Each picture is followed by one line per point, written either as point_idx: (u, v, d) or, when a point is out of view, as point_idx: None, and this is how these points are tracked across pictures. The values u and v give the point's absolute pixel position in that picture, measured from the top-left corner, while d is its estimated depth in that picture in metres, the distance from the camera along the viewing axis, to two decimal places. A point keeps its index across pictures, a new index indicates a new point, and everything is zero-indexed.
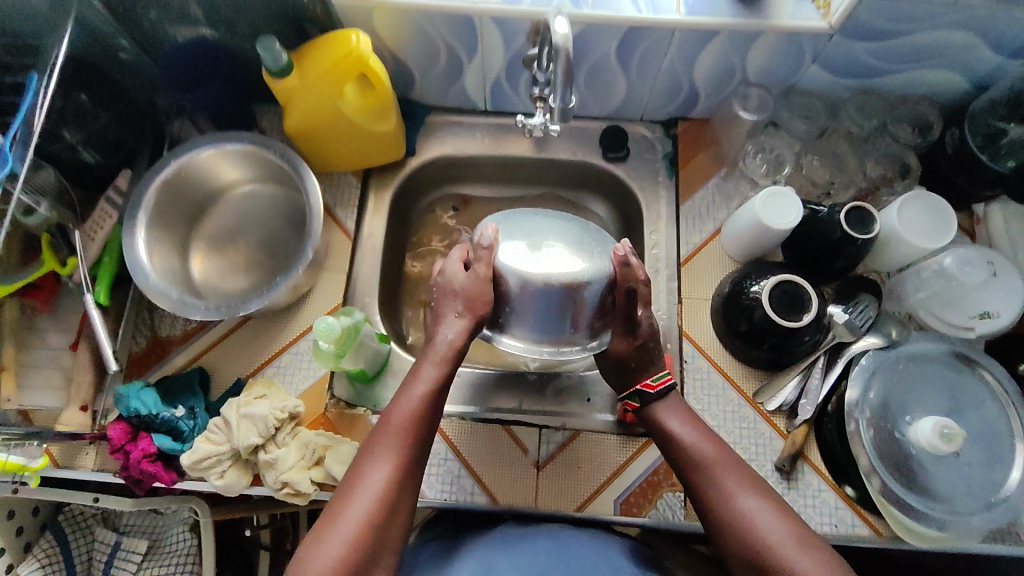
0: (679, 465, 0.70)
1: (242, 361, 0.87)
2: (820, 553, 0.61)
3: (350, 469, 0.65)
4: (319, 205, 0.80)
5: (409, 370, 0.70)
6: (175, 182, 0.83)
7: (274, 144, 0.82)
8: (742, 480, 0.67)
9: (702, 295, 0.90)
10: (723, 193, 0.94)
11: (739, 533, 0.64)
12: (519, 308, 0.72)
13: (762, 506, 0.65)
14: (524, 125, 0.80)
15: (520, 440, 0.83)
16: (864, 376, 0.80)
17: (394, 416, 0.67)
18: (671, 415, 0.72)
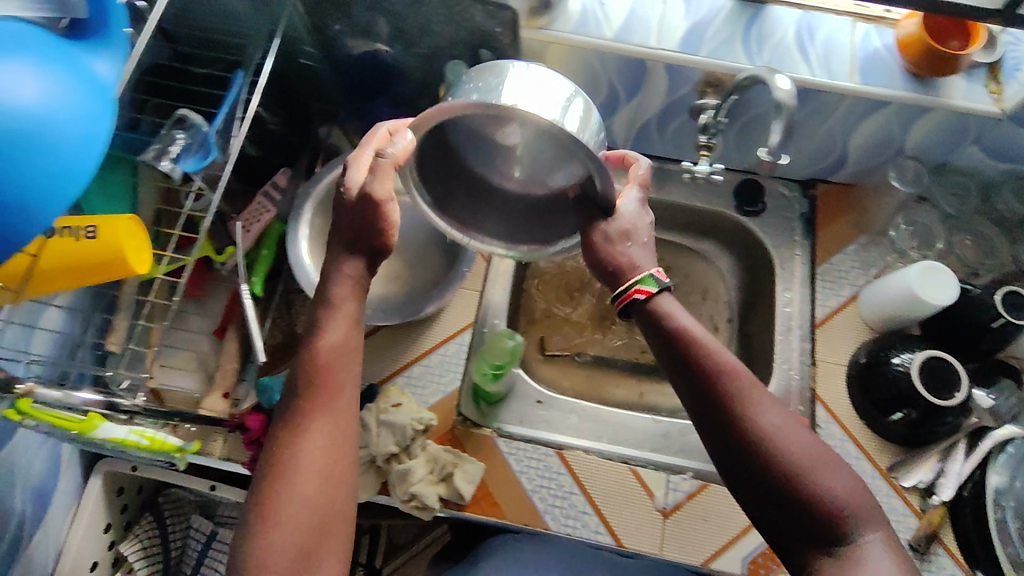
0: (682, 369, 0.62)
1: (374, 368, 0.88)
2: (836, 468, 0.57)
3: (284, 446, 0.60)
4: None
5: (319, 336, 0.62)
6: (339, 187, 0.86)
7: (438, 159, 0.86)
8: (760, 394, 0.59)
9: (837, 361, 0.89)
10: (862, 260, 0.94)
11: (760, 459, 0.57)
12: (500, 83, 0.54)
13: (782, 423, 0.58)
14: (688, 170, 0.80)
15: (646, 483, 0.83)
16: (1010, 464, 0.79)
17: (326, 383, 0.61)
18: (677, 309, 0.63)
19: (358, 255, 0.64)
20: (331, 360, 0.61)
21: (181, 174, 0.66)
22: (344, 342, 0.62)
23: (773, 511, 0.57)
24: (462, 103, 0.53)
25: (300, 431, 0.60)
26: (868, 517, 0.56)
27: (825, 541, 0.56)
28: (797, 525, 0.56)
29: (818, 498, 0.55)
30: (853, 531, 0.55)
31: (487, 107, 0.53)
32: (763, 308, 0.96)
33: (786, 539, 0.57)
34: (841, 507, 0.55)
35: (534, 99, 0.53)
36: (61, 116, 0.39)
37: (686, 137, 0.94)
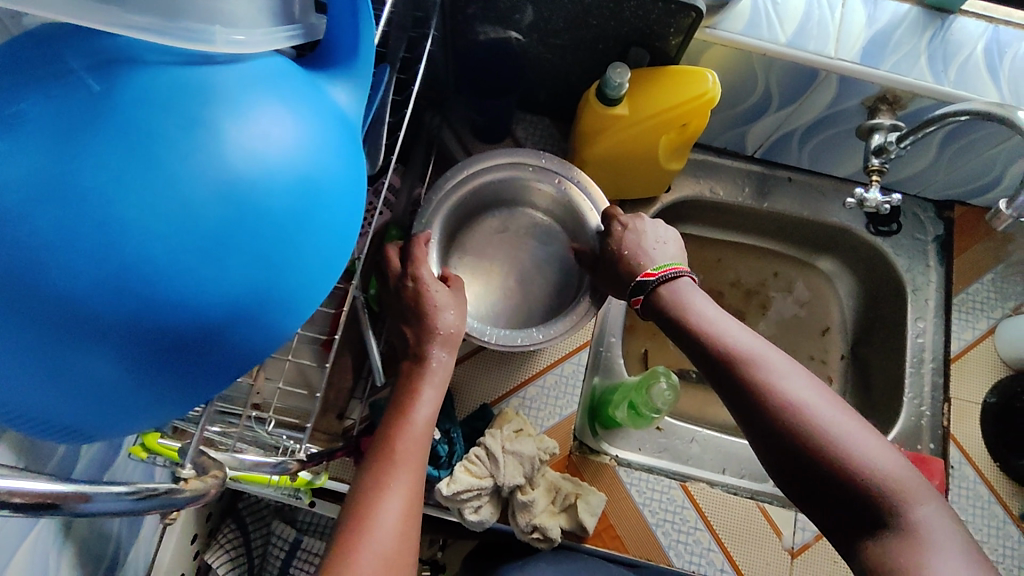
0: (707, 356, 0.61)
1: (488, 386, 0.82)
2: (874, 439, 0.51)
3: (355, 499, 0.54)
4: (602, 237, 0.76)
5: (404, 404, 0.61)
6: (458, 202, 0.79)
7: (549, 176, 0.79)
8: (785, 368, 0.56)
9: (971, 398, 0.85)
10: (998, 291, 0.89)
11: (783, 434, 0.53)
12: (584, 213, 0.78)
13: (808, 395, 0.54)
14: (859, 198, 0.74)
15: (774, 520, 0.79)
16: None
17: (403, 432, 0.59)
18: (695, 310, 0.64)
19: (452, 345, 0.67)
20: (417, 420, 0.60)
21: None
22: (429, 418, 0.61)
23: (810, 492, 0.52)
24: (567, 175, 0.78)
25: (376, 479, 0.55)
26: (916, 489, 0.48)
27: (875, 522, 0.49)
28: (840, 503, 0.50)
29: (856, 467, 0.49)
30: (901, 504, 0.48)
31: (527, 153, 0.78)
32: (887, 336, 0.92)
33: (835, 527, 0.51)
34: (879, 476, 0.49)
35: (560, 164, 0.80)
36: (331, 181, 0.32)
37: (828, 151, 0.89)
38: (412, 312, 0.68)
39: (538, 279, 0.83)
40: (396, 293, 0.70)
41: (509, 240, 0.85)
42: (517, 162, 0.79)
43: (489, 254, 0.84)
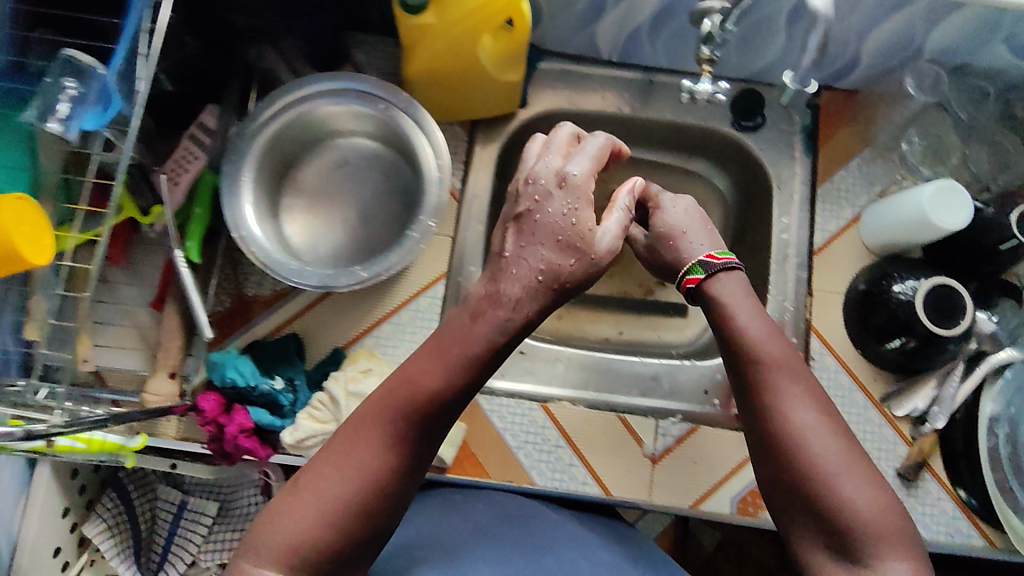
0: (727, 348, 0.61)
1: (339, 328, 0.79)
2: (870, 481, 0.53)
3: (350, 435, 0.51)
4: (431, 161, 0.70)
5: (421, 359, 0.53)
6: (278, 138, 0.72)
7: (373, 97, 0.71)
8: (800, 387, 0.57)
9: (835, 289, 0.84)
10: (867, 176, 0.85)
11: (785, 449, 0.55)
12: (412, 132, 0.71)
13: (817, 421, 0.55)
14: (689, 90, 0.69)
15: (634, 430, 0.80)
16: (1006, 390, 0.76)
17: (412, 396, 0.51)
18: (730, 303, 0.62)
19: (544, 293, 0.54)
20: (433, 386, 0.51)
21: (77, 134, 0.56)
22: (447, 383, 0.51)
23: (792, 506, 0.55)
24: (394, 96, 0.71)
25: (380, 419, 0.51)
26: (892, 535, 0.51)
27: (837, 546, 0.52)
28: (817, 524, 0.53)
29: (837, 504, 0.52)
30: (871, 542, 0.51)
31: (347, 76, 0.70)
32: (756, 236, 0.90)
33: (801, 536, 0.54)
34: (861, 515, 0.51)
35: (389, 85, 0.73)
36: None
37: (680, 45, 0.84)
38: (513, 236, 0.56)
39: (382, 213, 0.78)
40: (503, 230, 0.58)
41: (352, 173, 0.79)
42: (338, 88, 0.71)
43: (331, 189, 0.78)
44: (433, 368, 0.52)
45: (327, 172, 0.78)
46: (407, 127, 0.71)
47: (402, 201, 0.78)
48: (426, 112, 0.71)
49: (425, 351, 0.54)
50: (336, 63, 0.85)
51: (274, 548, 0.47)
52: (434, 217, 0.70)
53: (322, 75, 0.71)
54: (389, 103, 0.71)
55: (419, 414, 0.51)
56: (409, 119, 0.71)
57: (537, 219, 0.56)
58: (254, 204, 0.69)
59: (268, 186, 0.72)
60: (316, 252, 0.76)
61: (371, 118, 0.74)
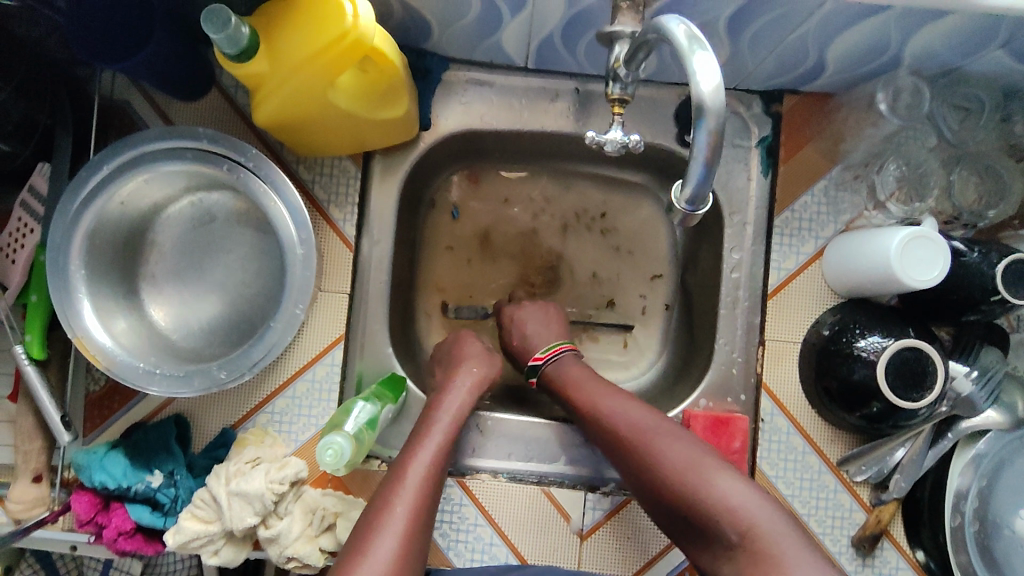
0: (591, 422, 0.66)
1: (228, 403, 0.72)
2: (720, 470, 0.56)
3: (354, 545, 0.55)
4: (291, 234, 0.61)
5: (409, 451, 0.62)
6: (114, 211, 0.61)
7: (217, 157, 0.61)
8: (643, 422, 0.62)
9: (789, 338, 0.73)
10: (831, 202, 0.73)
11: (648, 476, 0.59)
12: (267, 193, 0.61)
13: (661, 438, 0.60)
14: (594, 141, 0.56)
15: (561, 503, 0.72)
16: (978, 460, 0.67)
17: (408, 479, 0.60)
18: (568, 371, 0.72)
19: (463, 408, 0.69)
20: (424, 465, 0.62)
21: None
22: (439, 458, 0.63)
23: (684, 530, 0.57)
24: (240, 152, 0.61)
25: (382, 506, 0.58)
26: (751, 510, 0.53)
27: (722, 541, 0.53)
28: (698, 530, 0.55)
29: (700, 498, 0.55)
30: (736, 521, 0.52)
31: (181, 132, 0.60)
32: (706, 268, 0.80)
33: (699, 555, 0.56)
34: (714, 501, 0.54)
35: (237, 137, 0.62)
36: None
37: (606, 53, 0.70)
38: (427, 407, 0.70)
39: (258, 276, 0.69)
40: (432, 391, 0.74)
41: (220, 230, 0.69)
42: (172, 147, 0.60)
43: (197, 250, 0.68)
44: (421, 454, 0.63)
45: (191, 233, 0.68)
46: (259, 192, 0.61)
47: (278, 262, 0.68)
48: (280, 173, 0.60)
49: (409, 446, 0.64)
50: (202, 89, 0.72)
51: None
52: (302, 302, 0.61)
53: (153, 131, 0.60)
54: (239, 165, 0.61)
55: (422, 490, 0.60)
56: (267, 185, 0.61)
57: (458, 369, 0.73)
58: (93, 295, 0.60)
59: (111, 264, 0.63)
60: (186, 328, 0.67)
61: (221, 177, 0.63)
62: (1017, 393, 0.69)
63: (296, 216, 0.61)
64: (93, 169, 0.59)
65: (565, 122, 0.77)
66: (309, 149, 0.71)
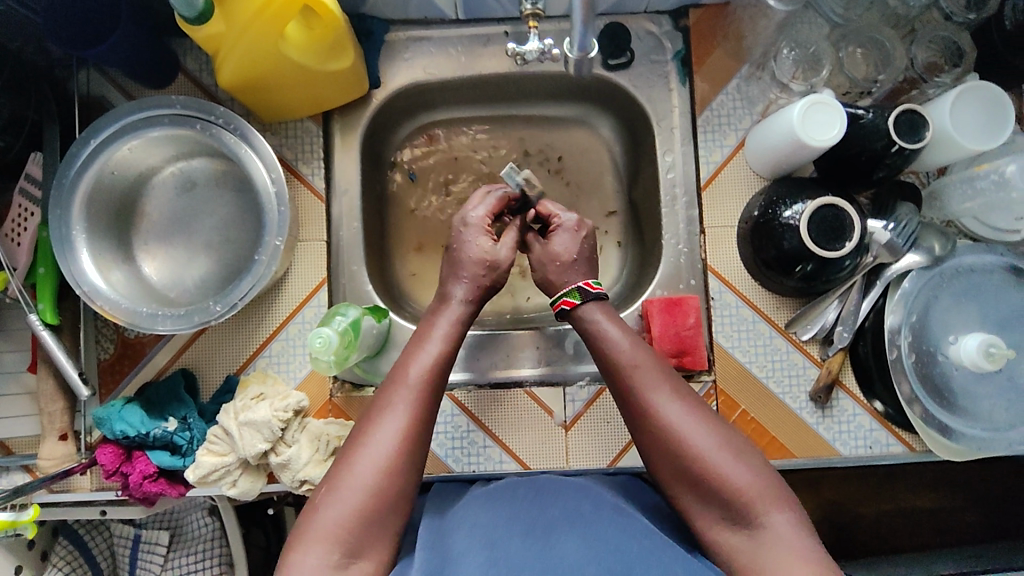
0: (606, 370, 0.65)
1: (229, 352, 0.78)
2: (742, 456, 0.58)
3: (359, 431, 0.61)
4: (263, 176, 0.68)
5: (409, 350, 0.65)
6: (104, 181, 0.69)
7: (190, 119, 0.68)
8: (666, 386, 0.61)
9: (725, 222, 0.81)
10: (744, 97, 0.81)
11: (664, 442, 0.60)
12: (237, 144, 0.68)
13: (685, 413, 0.60)
14: (515, 53, 0.64)
15: (543, 401, 0.79)
16: (905, 299, 0.75)
17: (407, 381, 0.63)
18: (598, 314, 0.67)
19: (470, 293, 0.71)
20: (424, 367, 0.64)
21: None
22: (440, 363, 0.65)
23: (683, 492, 0.59)
24: (211, 111, 0.68)
25: (381, 405, 0.62)
26: (769, 498, 0.56)
27: (736, 519, 0.57)
28: (706, 499, 0.58)
29: (722, 480, 0.57)
30: (759, 512, 0.56)
31: (155, 100, 0.67)
32: (646, 177, 0.88)
33: (693, 511, 0.59)
34: (739, 488, 0.56)
35: (205, 101, 0.70)
36: None
37: None
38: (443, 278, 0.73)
39: (241, 231, 0.76)
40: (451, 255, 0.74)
41: (201, 195, 0.76)
42: (149, 115, 0.68)
43: (184, 215, 0.76)
44: (421, 356, 0.65)
45: (176, 200, 0.76)
46: (232, 144, 0.68)
47: (257, 214, 0.75)
48: (248, 125, 0.68)
49: (410, 346, 0.66)
50: (170, 76, 0.80)
51: (328, 532, 0.57)
52: (281, 235, 0.68)
53: (130, 105, 0.68)
54: (211, 122, 0.68)
55: (417, 389, 0.63)
56: (237, 137, 0.69)
57: (459, 251, 0.73)
58: (94, 252, 0.68)
59: (107, 229, 0.70)
60: (182, 283, 0.74)
61: (196, 139, 0.71)
62: (934, 238, 0.76)
63: (266, 162, 0.69)
64: (81, 145, 0.67)
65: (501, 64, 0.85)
66: (272, 115, 0.79)
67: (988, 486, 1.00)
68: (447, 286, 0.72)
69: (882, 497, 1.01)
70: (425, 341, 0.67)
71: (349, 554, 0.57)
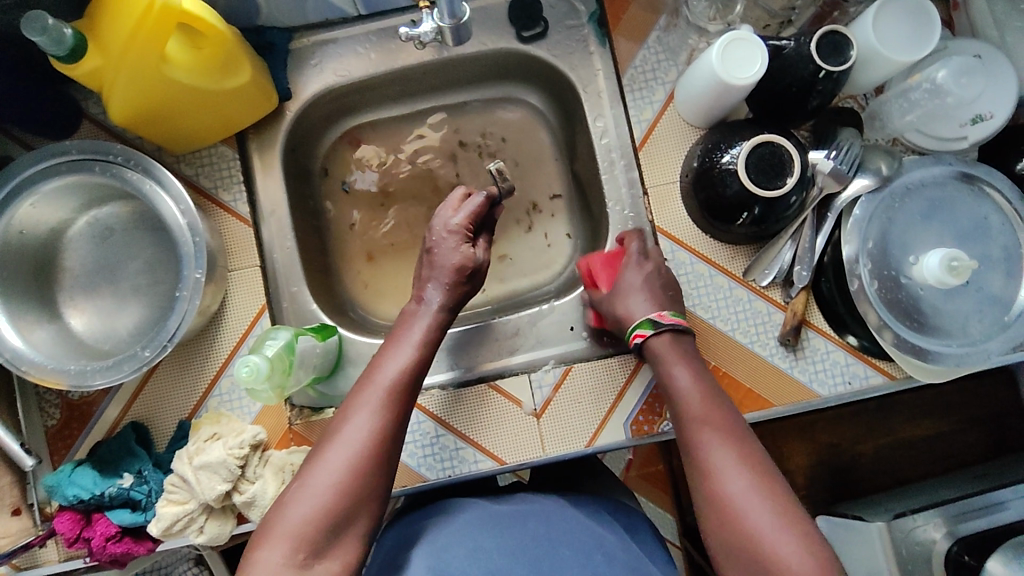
0: (680, 425, 0.61)
1: (179, 397, 0.75)
2: (804, 543, 0.52)
3: (331, 428, 0.59)
4: (173, 209, 0.65)
5: (383, 352, 0.63)
6: (11, 243, 0.66)
7: (89, 162, 0.65)
8: (738, 450, 0.57)
9: (668, 179, 0.79)
10: (666, 48, 0.78)
11: (722, 516, 0.55)
12: (140, 181, 0.65)
13: (752, 485, 0.55)
14: (409, 36, 0.61)
15: (510, 393, 0.77)
16: (858, 226, 0.72)
17: (381, 381, 0.61)
18: (669, 357, 0.64)
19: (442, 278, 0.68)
20: (397, 369, 0.62)
21: None
22: (413, 362, 0.63)
23: (735, 573, 0.55)
24: (107, 150, 0.65)
25: (349, 405, 0.60)
26: None
27: None
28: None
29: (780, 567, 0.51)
30: None
31: (46, 149, 0.64)
32: (583, 146, 0.85)
33: None
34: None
35: (102, 141, 0.66)
36: None
37: None
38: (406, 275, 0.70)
39: (167, 271, 0.72)
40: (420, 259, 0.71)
41: (121, 240, 0.73)
42: (45, 166, 0.65)
43: (106, 263, 0.73)
44: (395, 357, 0.63)
45: (97, 251, 0.73)
46: (136, 180, 0.65)
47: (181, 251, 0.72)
48: (147, 158, 0.65)
49: (386, 347, 0.64)
50: (73, 124, 0.77)
51: (292, 531, 0.54)
52: (201, 266, 0.65)
53: (21, 159, 0.64)
54: (111, 161, 0.65)
55: (393, 391, 0.61)
56: (140, 173, 0.65)
57: (435, 255, 0.69)
58: (12, 316, 0.65)
59: (25, 289, 0.67)
60: (114, 333, 0.71)
61: (101, 182, 0.67)
62: (881, 159, 0.73)
63: (173, 195, 0.66)
64: None
65: (414, 55, 0.82)
66: (184, 146, 0.76)
67: (983, 402, 0.98)
68: (422, 289, 0.69)
69: (878, 432, 0.99)
70: (399, 343, 0.65)
71: (315, 554, 0.53)
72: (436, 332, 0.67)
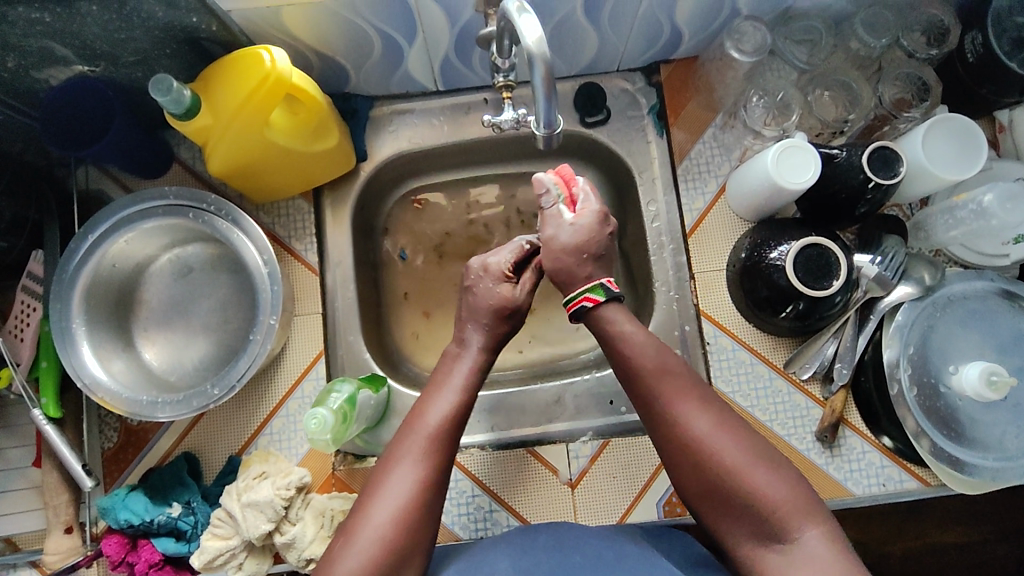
0: (626, 378, 0.61)
1: (231, 434, 0.78)
2: (775, 471, 0.55)
3: (376, 477, 0.60)
4: (255, 260, 0.70)
5: (427, 399, 0.64)
6: (102, 275, 0.71)
7: (184, 208, 0.71)
8: (692, 397, 0.58)
9: (715, 267, 0.82)
10: (721, 145, 0.84)
11: (694, 460, 0.57)
12: (228, 228, 0.70)
13: (714, 426, 0.57)
14: (492, 123, 0.67)
15: (547, 460, 0.79)
16: (902, 333, 0.75)
17: (425, 429, 0.62)
18: (619, 316, 0.63)
19: (480, 322, 0.70)
20: (441, 416, 0.63)
21: None
22: (457, 412, 0.64)
23: (712, 510, 0.57)
24: (202, 199, 0.71)
25: (394, 453, 0.61)
26: (805, 512, 0.54)
27: (769, 534, 0.54)
28: (737, 514, 0.55)
29: (754, 497, 0.54)
30: (794, 525, 0.53)
31: (149, 193, 0.70)
32: (633, 226, 0.89)
33: (728, 529, 0.56)
34: (774, 503, 0.54)
35: (197, 190, 0.72)
36: None
37: None
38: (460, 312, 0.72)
39: (236, 313, 0.77)
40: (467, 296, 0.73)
41: (197, 279, 0.78)
42: (144, 207, 0.71)
43: (181, 299, 0.78)
44: (436, 403, 0.64)
45: (174, 287, 0.78)
46: (225, 229, 0.71)
47: (251, 295, 0.77)
48: (237, 210, 0.70)
49: (427, 393, 0.66)
50: (165, 168, 0.83)
51: None
52: (275, 313, 0.70)
53: (125, 199, 0.70)
54: (204, 211, 0.71)
55: (437, 437, 0.62)
56: (227, 225, 0.71)
57: (477, 293, 0.72)
58: (93, 342, 0.69)
59: (107, 319, 0.72)
60: (180, 367, 0.75)
61: (191, 226, 0.73)
62: (924, 269, 0.76)
63: (257, 246, 0.70)
64: (77, 242, 0.69)
65: (483, 130, 0.88)
66: (262, 195, 0.81)
67: (1014, 514, 0.97)
68: (464, 332, 0.71)
69: (907, 534, 0.97)
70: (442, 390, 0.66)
71: None
72: (478, 377, 0.68)
